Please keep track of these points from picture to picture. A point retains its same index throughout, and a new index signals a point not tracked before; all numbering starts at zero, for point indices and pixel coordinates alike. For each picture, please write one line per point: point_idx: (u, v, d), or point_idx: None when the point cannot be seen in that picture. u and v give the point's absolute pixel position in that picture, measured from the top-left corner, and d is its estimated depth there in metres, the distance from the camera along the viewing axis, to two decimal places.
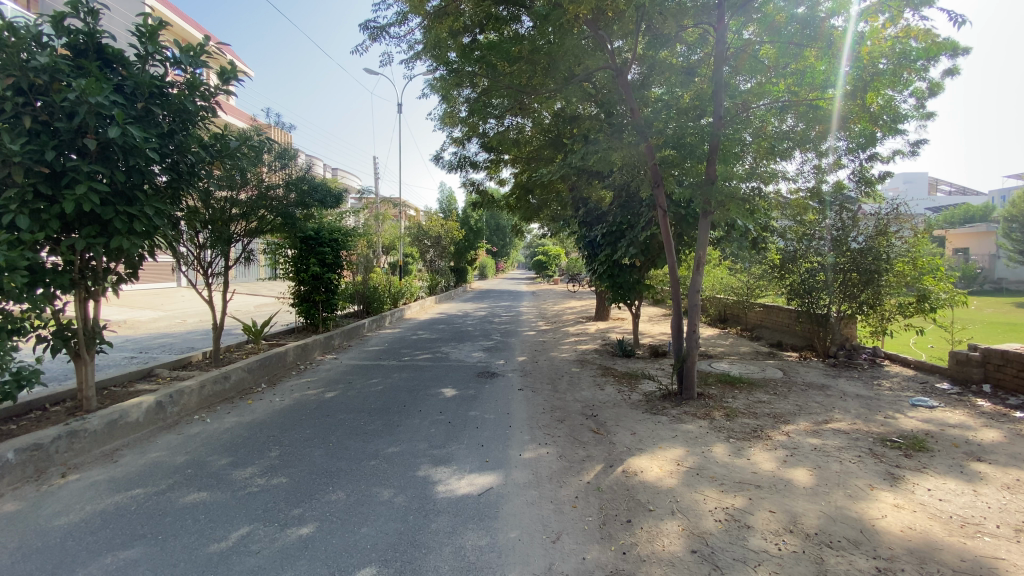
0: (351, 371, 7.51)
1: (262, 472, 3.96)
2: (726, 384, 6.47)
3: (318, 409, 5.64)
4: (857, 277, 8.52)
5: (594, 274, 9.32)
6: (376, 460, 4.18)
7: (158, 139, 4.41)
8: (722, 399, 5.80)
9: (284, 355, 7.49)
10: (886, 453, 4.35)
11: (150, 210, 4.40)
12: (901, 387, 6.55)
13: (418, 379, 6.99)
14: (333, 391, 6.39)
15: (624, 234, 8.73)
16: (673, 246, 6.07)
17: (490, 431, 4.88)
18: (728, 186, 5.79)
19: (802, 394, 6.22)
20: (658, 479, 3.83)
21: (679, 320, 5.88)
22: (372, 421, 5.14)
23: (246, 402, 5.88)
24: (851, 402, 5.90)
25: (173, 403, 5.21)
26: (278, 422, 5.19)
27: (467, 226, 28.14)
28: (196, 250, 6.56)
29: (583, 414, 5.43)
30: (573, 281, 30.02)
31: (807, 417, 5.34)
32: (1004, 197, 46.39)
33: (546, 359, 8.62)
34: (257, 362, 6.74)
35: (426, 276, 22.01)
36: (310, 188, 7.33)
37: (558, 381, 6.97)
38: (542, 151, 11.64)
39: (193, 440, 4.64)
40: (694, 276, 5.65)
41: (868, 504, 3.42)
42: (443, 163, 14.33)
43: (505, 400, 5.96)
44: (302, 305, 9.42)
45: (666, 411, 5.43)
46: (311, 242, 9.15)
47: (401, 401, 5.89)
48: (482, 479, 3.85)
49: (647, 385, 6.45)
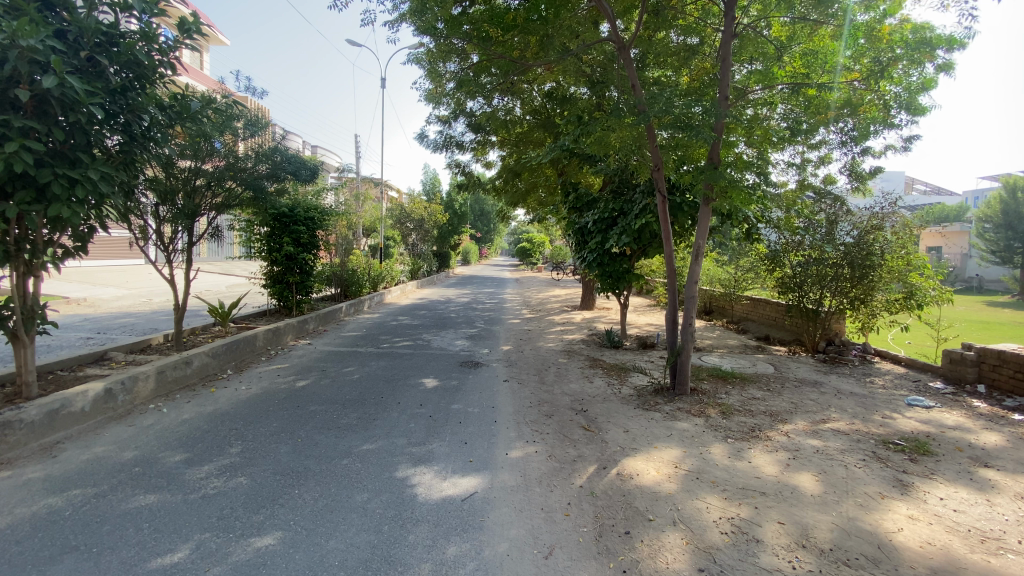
0: (325, 358, 7.09)
1: (219, 472, 3.55)
2: (718, 379, 6.23)
3: (288, 399, 5.23)
4: (849, 273, 8.29)
5: (582, 262, 8.94)
6: (349, 459, 3.81)
7: (104, 94, 3.90)
8: (716, 395, 5.54)
9: (253, 339, 7.02)
10: (890, 457, 4.15)
11: (94, 174, 3.90)
12: (894, 385, 6.42)
13: (396, 368, 6.61)
14: (305, 379, 5.98)
15: (615, 221, 8.35)
16: (671, 234, 5.64)
17: (474, 427, 4.54)
18: (734, 180, 5.43)
19: (797, 391, 6.01)
20: (656, 484, 3.54)
21: (673, 312, 5.56)
22: (346, 414, 4.75)
23: (209, 390, 5.44)
24: (845, 401, 5.71)
25: (125, 390, 4.75)
26: (242, 413, 4.77)
27: (450, 210, 27.69)
28: (155, 223, 6.01)
29: (572, 409, 5.12)
30: (557, 269, 29.68)
31: (804, 415, 5.13)
32: (978, 197, 47.43)
33: (531, 349, 8.32)
34: (222, 347, 6.26)
35: (407, 260, 21.45)
36: (283, 160, 6.80)
37: (544, 373, 6.64)
38: (532, 133, 11.24)
39: (145, 434, 4.20)
40: (692, 266, 5.32)
41: (882, 515, 3.20)
42: (428, 142, 13.89)
43: (490, 393, 5.61)
44: (274, 287, 8.89)
45: (659, 406, 5.14)
46: (284, 219, 8.64)
47: (378, 392, 5.51)
48: (465, 482, 3.52)
49: (637, 379, 6.15)
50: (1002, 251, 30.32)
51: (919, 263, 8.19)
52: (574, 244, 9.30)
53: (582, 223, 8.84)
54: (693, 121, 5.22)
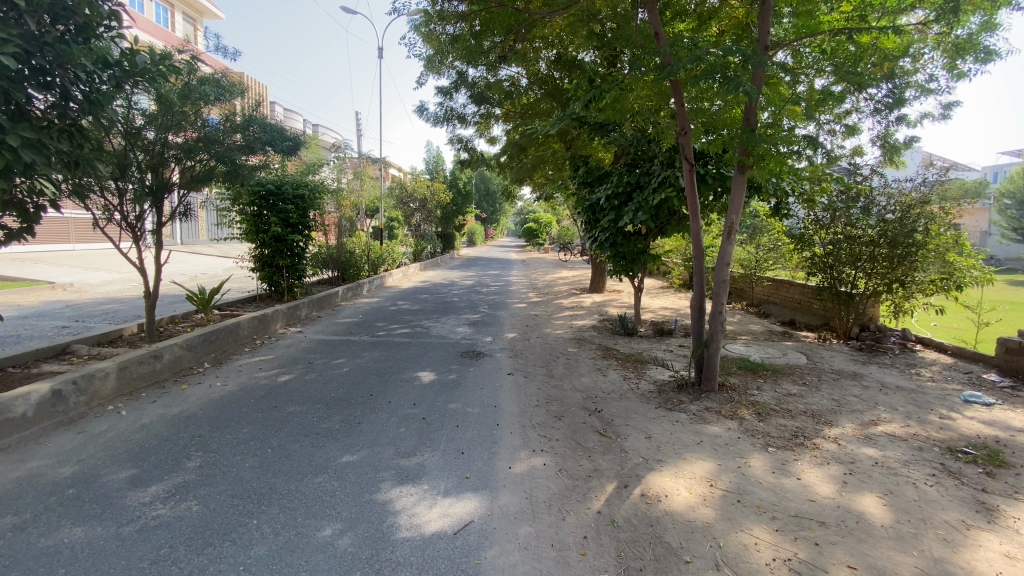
0: (314, 347, 6.52)
1: (167, 496, 2.99)
2: (748, 371, 5.59)
3: (265, 398, 4.65)
4: (889, 252, 7.54)
5: (593, 242, 8.25)
6: (324, 476, 3.23)
7: (18, 42, 3.28)
8: (747, 391, 4.90)
9: (236, 327, 6.44)
10: (963, 471, 3.52)
11: (14, 141, 3.28)
12: (943, 377, 5.77)
13: (391, 359, 6.03)
14: (288, 373, 5.40)
15: (631, 197, 7.60)
16: (698, 210, 4.93)
17: (473, 432, 3.95)
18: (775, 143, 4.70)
19: (837, 385, 5.36)
20: (689, 510, 2.93)
21: (700, 299, 4.88)
22: (327, 417, 4.17)
23: (179, 387, 4.89)
24: (893, 397, 5.08)
25: (78, 391, 4.20)
26: (211, 415, 4.21)
27: (455, 189, 26.93)
28: (118, 200, 5.41)
29: (585, 409, 4.52)
30: (564, 249, 28.84)
31: (850, 416, 4.50)
32: (999, 172, 45.81)
33: (539, 336, 7.71)
34: (199, 338, 5.68)
35: (410, 241, 20.78)
36: (260, 131, 6.15)
37: (553, 364, 6.02)
38: (539, 104, 10.50)
39: (93, 444, 3.66)
40: (724, 245, 4.63)
41: (973, 554, 2.58)
42: (428, 116, 13.20)
43: (492, 389, 5.01)
44: (263, 271, 8.30)
45: (685, 406, 4.51)
46: (271, 198, 8.01)
47: (367, 388, 4.92)
48: (460, 506, 2.93)
49: (656, 372, 5.52)
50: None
51: (961, 239, 7.48)
52: (585, 223, 8.57)
53: (594, 198, 8.08)
54: (731, 71, 4.35)
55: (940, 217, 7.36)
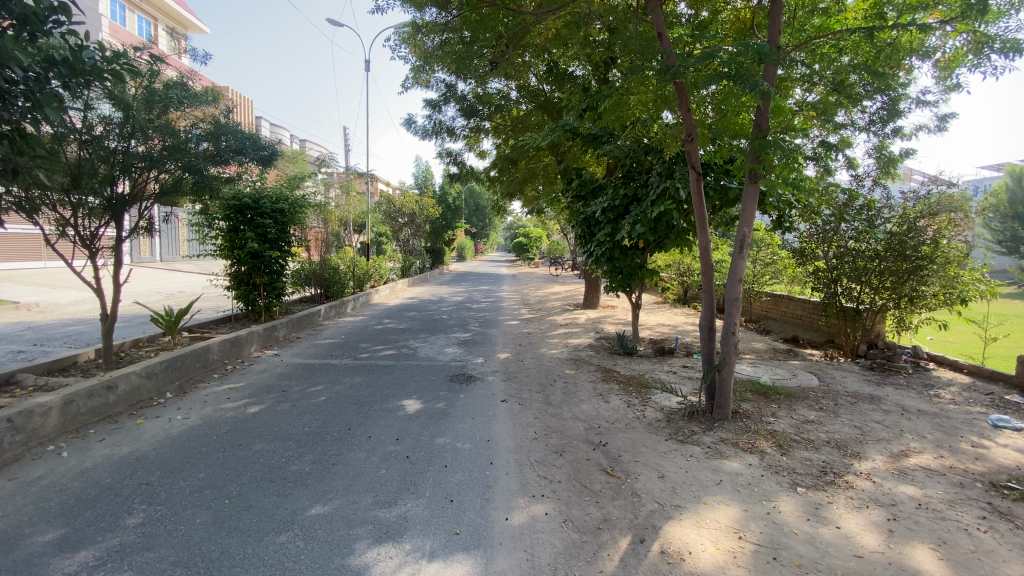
0: (291, 373, 6.01)
1: (98, 564, 2.49)
2: (760, 395, 5.19)
3: (230, 433, 4.14)
4: (898, 267, 7.23)
5: (589, 257, 7.87)
6: (289, 535, 2.74)
7: None
8: (762, 419, 4.49)
9: (205, 352, 5.92)
10: (1017, 512, 3.13)
11: None
12: (965, 399, 5.42)
13: (374, 386, 5.55)
14: (259, 403, 4.89)
15: (628, 210, 7.23)
16: (706, 223, 4.55)
17: (464, 473, 3.49)
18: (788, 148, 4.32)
19: (856, 410, 4.97)
20: (719, 573, 2.49)
21: (710, 318, 4.48)
22: (298, 457, 3.68)
23: (134, 422, 4.37)
24: (918, 424, 4.70)
25: (12, 430, 3.66)
26: (166, 457, 3.70)
27: (444, 203, 26.56)
28: (71, 213, 4.91)
29: (588, 442, 4.08)
30: (555, 264, 28.52)
31: (877, 447, 4.11)
32: (981, 186, 46.57)
33: (533, 357, 7.27)
34: (161, 365, 5.17)
35: (398, 256, 20.30)
36: (230, 138, 5.70)
37: (549, 389, 5.57)
38: (530, 116, 10.21)
39: (22, 495, 3.13)
40: (736, 260, 4.26)
41: None
42: (416, 129, 12.87)
43: (484, 420, 4.55)
44: (239, 290, 7.78)
45: (698, 437, 4.09)
46: (248, 212, 7.55)
47: (346, 421, 4.43)
48: (450, 573, 2.46)
49: (662, 398, 5.09)
50: (1009, 240, 29.52)
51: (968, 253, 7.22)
52: (579, 237, 8.18)
53: (589, 212, 7.70)
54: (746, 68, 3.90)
55: (948, 229, 7.06)
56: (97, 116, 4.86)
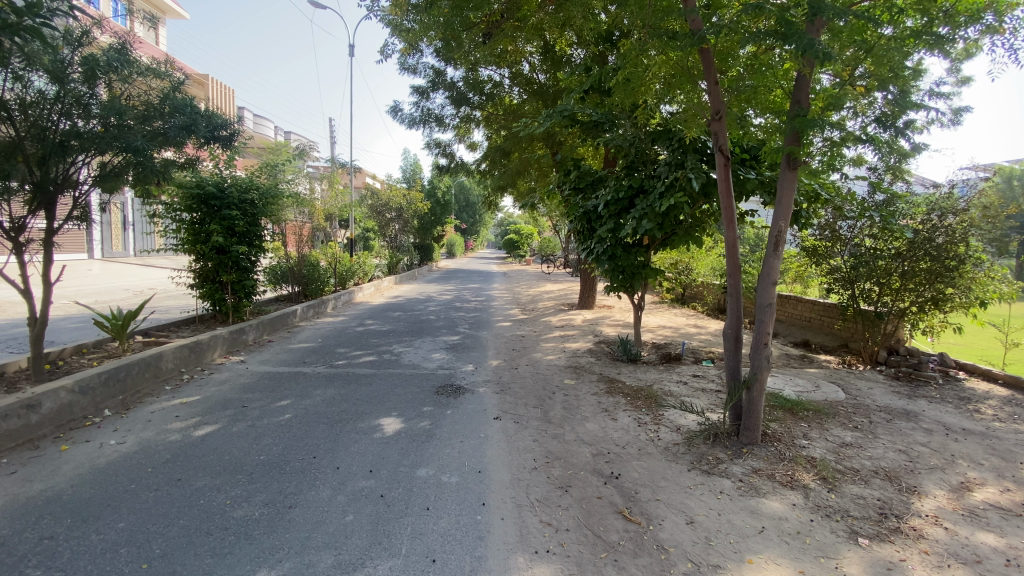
0: (256, 384, 5.30)
1: None
2: (786, 413, 4.59)
3: (170, 464, 3.44)
4: (927, 268, 6.65)
5: (588, 254, 7.21)
6: None
7: None
8: (796, 443, 3.89)
9: (157, 361, 5.20)
10: None
11: None
12: (1009, 416, 4.88)
13: (348, 400, 4.87)
14: (212, 423, 4.19)
15: (633, 204, 6.60)
16: (734, 217, 3.94)
17: (450, 519, 2.84)
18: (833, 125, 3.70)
19: (895, 430, 4.39)
20: None
21: (737, 325, 3.87)
22: (247, 498, 3.00)
23: (58, 449, 3.66)
24: (968, 446, 4.14)
25: None
26: (83, 499, 3.00)
27: (433, 199, 25.85)
28: None
29: (598, 473, 3.46)
30: (547, 261, 27.91)
31: (932, 478, 3.53)
32: None
33: (528, 363, 6.63)
34: (99, 377, 4.45)
35: (385, 253, 19.54)
36: (174, 112, 4.92)
37: (548, 404, 4.92)
38: (524, 105, 9.55)
39: None
40: (770, 258, 3.65)
41: None
42: (403, 118, 12.17)
43: (474, 443, 3.90)
44: (204, 288, 7.04)
45: (727, 468, 3.47)
46: (213, 202, 6.83)
47: (311, 447, 3.75)
48: None
49: (677, 416, 4.47)
50: None
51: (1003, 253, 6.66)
52: (578, 233, 7.52)
53: (588, 205, 7.06)
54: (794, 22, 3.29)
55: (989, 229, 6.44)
56: (26, 88, 4.10)
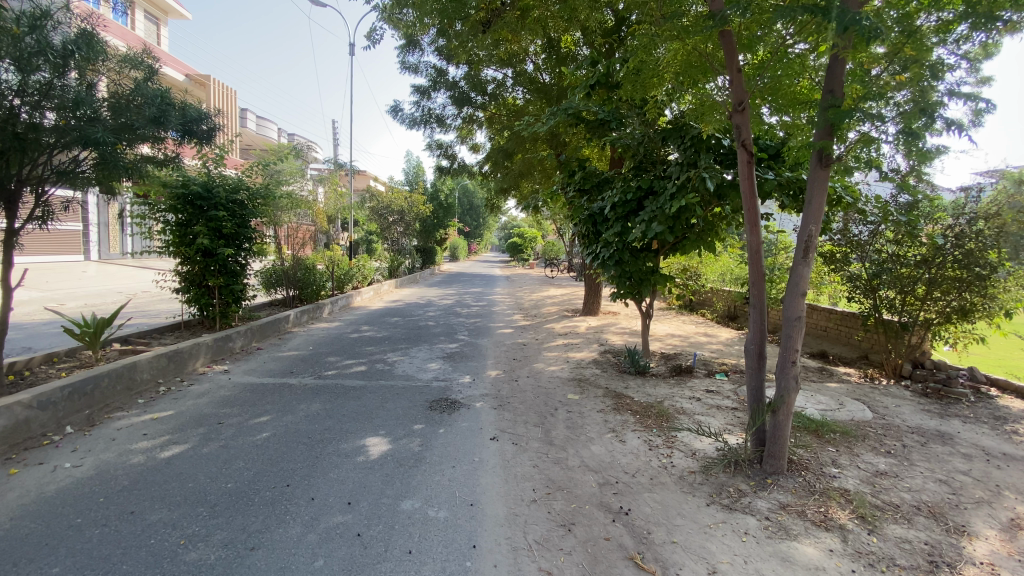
0: (237, 397, 4.93)
1: None
2: (811, 436, 4.19)
3: (126, 493, 3.08)
4: (956, 276, 6.22)
5: (594, 259, 6.82)
6: None
7: None
8: (825, 473, 3.49)
9: (129, 371, 4.84)
10: None
11: None
12: None
13: (334, 416, 4.50)
14: (182, 443, 3.83)
15: (641, 206, 6.21)
16: (757, 221, 3.55)
17: (434, 565, 2.46)
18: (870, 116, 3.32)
19: (931, 456, 3.98)
20: None
21: (760, 340, 3.49)
22: (205, 537, 2.63)
23: (6, 473, 3.30)
24: (1015, 475, 3.72)
25: None
26: (20, 535, 2.64)
27: (436, 202, 25.49)
28: None
29: (604, 507, 3.07)
30: (551, 265, 27.47)
31: (981, 514, 3.13)
32: None
33: (530, 375, 6.24)
34: (62, 391, 4.09)
35: (386, 257, 19.18)
36: (145, 104, 4.56)
37: (550, 422, 4.54)
38: (527, 105, 9.20)
39: None
40: (799, 266, 3.28)
41: None
42: (403, 118, 11.86)
43: (468, 470, 3.52)
44: (189, 293, 6.68)
45: (750, 502, 3.08)
46: (199, 202, 6.49)
47: (286, 472, 3.38)
48: None
49: (691, 438, 4.07)
50: None
51: None
52: (582, 237, 7.14)
53: (594, 208, 6.70)
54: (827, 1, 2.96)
55: None
56: None
